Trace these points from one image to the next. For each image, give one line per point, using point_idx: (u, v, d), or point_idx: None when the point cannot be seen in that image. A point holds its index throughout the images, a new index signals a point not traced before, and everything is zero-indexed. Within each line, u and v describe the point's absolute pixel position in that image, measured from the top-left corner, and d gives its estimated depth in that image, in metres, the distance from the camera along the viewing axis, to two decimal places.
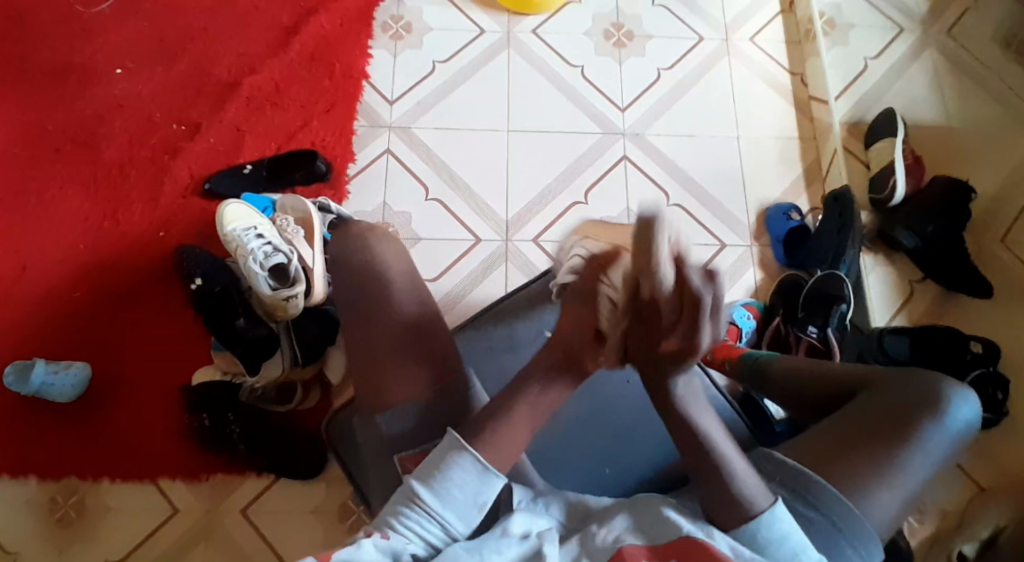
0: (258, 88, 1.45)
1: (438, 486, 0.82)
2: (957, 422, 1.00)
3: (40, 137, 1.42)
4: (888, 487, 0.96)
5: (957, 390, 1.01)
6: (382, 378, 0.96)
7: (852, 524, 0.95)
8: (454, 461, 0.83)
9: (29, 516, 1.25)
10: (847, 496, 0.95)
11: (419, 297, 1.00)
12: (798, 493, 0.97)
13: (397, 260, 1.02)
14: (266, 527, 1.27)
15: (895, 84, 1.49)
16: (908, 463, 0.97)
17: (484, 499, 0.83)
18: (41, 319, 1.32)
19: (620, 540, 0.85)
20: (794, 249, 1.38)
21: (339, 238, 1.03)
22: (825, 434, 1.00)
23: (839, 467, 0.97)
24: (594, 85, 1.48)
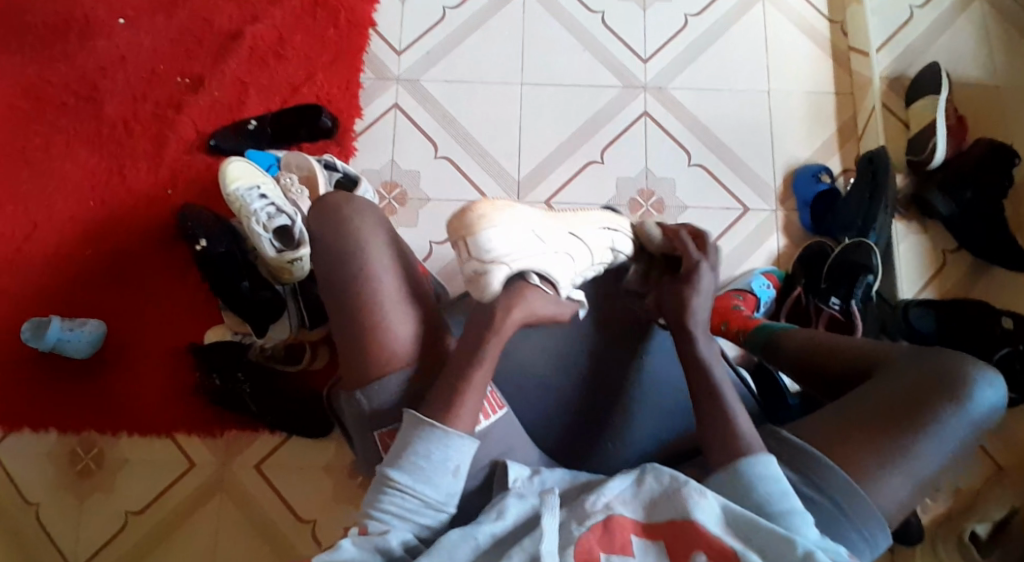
0: (261, 38, 1.40)
1: (410, 464, 0.84)
2: (977, 410, 0.93)
3: (45, 90, 1.40)
4: (894, 473, 0.90)
5: (980, 372, 0.93)
6: (373, 355, 0.91)
7: (857, 508, 0.89)
8: (418, 436, 0.85)
9: (51, 468, 1.30)
10: (853, 481, 0.90)
11: (402, 276, 0.95)
12: (802, 474, 0.91)
13: (381, 235, 0.95)
14: (278, 481, 1.30)
15: (943, 35, 1.37)
16: (921, 448, 0.90)
17: (457, 464, 0.85)
18: (53, 276, 1.34)
19: (609, 509, 0.83)
20: (821, 215, 1.31)
21: (314, 214, 0.96)
22: (836, 413, 0.95)
23: (846, 448, 0.91)
24: (615, 33, 1.39)
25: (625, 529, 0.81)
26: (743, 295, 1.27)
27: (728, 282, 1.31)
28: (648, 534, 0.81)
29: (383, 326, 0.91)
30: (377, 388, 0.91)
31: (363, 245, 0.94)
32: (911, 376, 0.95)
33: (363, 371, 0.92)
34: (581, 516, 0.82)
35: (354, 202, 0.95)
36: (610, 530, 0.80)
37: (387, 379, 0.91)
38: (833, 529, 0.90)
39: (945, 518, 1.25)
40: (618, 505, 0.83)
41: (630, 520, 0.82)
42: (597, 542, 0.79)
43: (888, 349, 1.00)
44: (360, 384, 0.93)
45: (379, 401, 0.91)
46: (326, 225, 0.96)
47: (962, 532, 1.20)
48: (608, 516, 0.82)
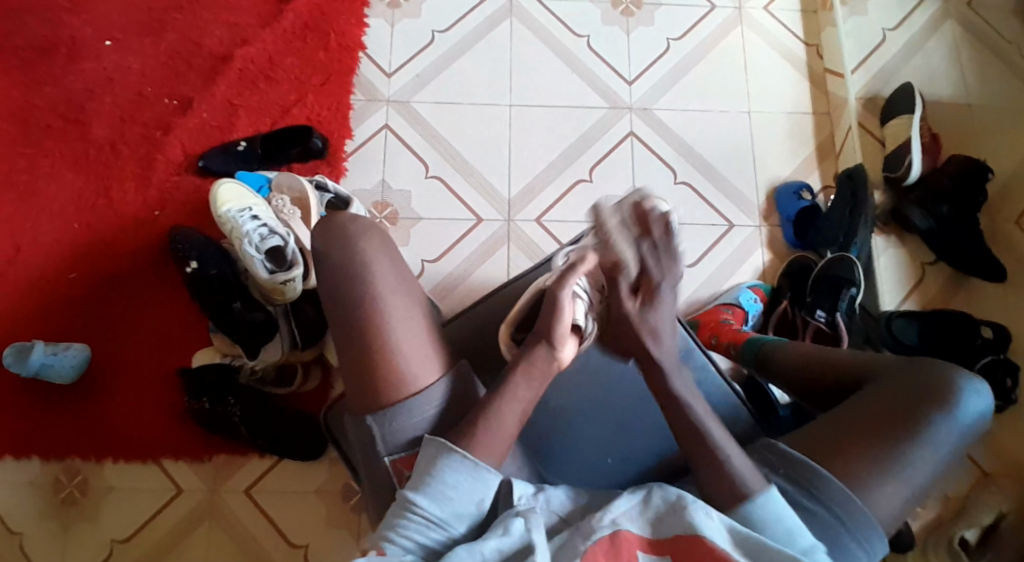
0: (251, 61, 1.41)
1: (432, 490, 0.85)
2: (968, 418, 0.95)
3: (29, 112, 1.38)
4: (891, 482, 0.92)
5: (968, 382, 0.96)
6: (383, 371, 0.92)
7: (856, 518, 0.91)
8: (443, 464, 0.86)
9: (33, 496, 1.26)
10: (852, 490, 0.91)
11: (408, 292, 0.96)
12: (800, 486, 0.93)
13: (384, 254, 0.97)
14: (269, 506, 1.28)
15: (914, 59, 1.43)
16: (916, 456, 0.93)
17: (480, 497, 0.86)
18: (37, 300, 1.31)
19: (616, 523, 0.82)
20: (803, 231, 1.35)
21: (319, 234, 0.97)
22: (831, 425, 0.96)
23: (844, 459, 0.93)
24: (600, 56, 1.43)
25: (631, 545, 0.82)
26: (732, 308, 1.29)
27: (716, 296, 1.33)
28: (654, 551, 0.82)
29: (392, 342, 0.93)
30: (389, 409, 0.91)
31: (368, 262, 0.95)
32: (903, 386, 0.97)
33: (370, 387, 0.93)
34: (587, 530, 0.82)
35: (360, 221, 0.98)
36: (616, 544, 0.81)
37: (401, 400, 0.92)
38: (832, 539, 0.91)
39: (935, 525, 1.27)
40: (625, 521, 0.83)
41: (637, 536, 0.83)
42: (602, 556, 0.80)
43: (880, 360, 1.02)
44: (365, 397, 0.93)
45: (392, 423, 0.91)
46: (332, 242, 0.97)
47: (952, 537, 1.22)
48: (614, 531, 0.82)
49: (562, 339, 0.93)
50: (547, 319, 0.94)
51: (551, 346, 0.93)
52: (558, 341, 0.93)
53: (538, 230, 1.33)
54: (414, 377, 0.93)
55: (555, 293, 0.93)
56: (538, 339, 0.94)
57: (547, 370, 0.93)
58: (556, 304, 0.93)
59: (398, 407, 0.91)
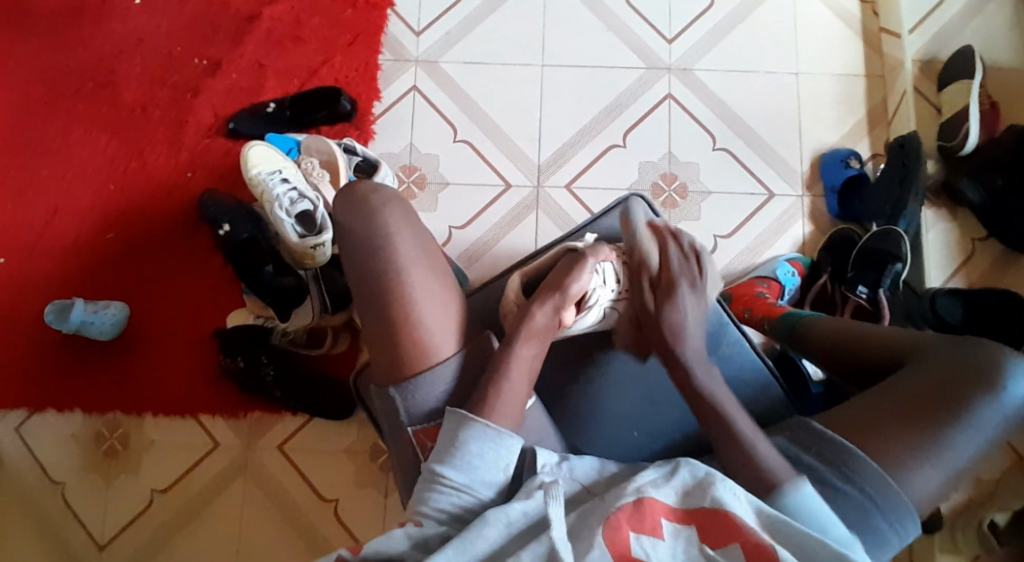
0: (280, 20, 1.38)
1: (459, 461, 0.85)
2: (1015, 402, 0.90)
3: (64, 72, 1.39)
4: (929, 465, 0.89)
5: (1015, 362, 0.91)
6: (407, 348, 0.92)
7: (890, 499, 0.88)
8: (466, 433, 0.86)
9: (78, 448, 1.32)
10: (886, 473, 0.88)
11: (431, 266, 0.95)
12: (833, 467, 0.90)
13: (405, 224, 0.95)
14: (301, 463, 1.31)
15: (977, 18, 1.33)
16: (957, 439, 0.89)
17: (504, 461, 0.86)
18: (76, 260, 1.34)
19: (640, 492, 0.83)
20: (848, 201, 1.29)
21: (339, 206, 0.96)
22: (867, 405, 0.93)
23: (879, 441, 0.90)
24: (639, 13, 1.36)
25: (657, 512, 0.81)
26: (768, 282, 1.24)
27: (751, 268, 1.29)
28: (681, 519, 0.81)
29: (415, 316, 0.92)
30: (409, 380, 0.92)
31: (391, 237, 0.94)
32: (946, 365, 0.93)
33: (390, 366, 0.93)
34: (610, 500, 0.83)
35: (380, 192, 0.95)
36: (640, 511, 0.80)
37: (424, 371, 0.92)
38: (864, 520, 0.88)
39: (964, 508, 1.25)
40: (650, 490, 0.83)
41: (663, 505, 0.82)
42: (626, 522, 0.79)
43: (921, 338, 0.98)
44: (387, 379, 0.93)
45: (414, 397, 0.92)
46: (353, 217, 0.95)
47: (982, 522, 1.20)
48: (639, 498, 0.82)
49: (570, 300, 0.97)
50: (563, 277, 0.98)
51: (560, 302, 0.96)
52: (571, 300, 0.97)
53: (567, 198, 1.30)
54: (439, 348, 0.93)
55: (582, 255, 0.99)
56: (548, 294, 0.96)
57: (548, 328, 0.95)
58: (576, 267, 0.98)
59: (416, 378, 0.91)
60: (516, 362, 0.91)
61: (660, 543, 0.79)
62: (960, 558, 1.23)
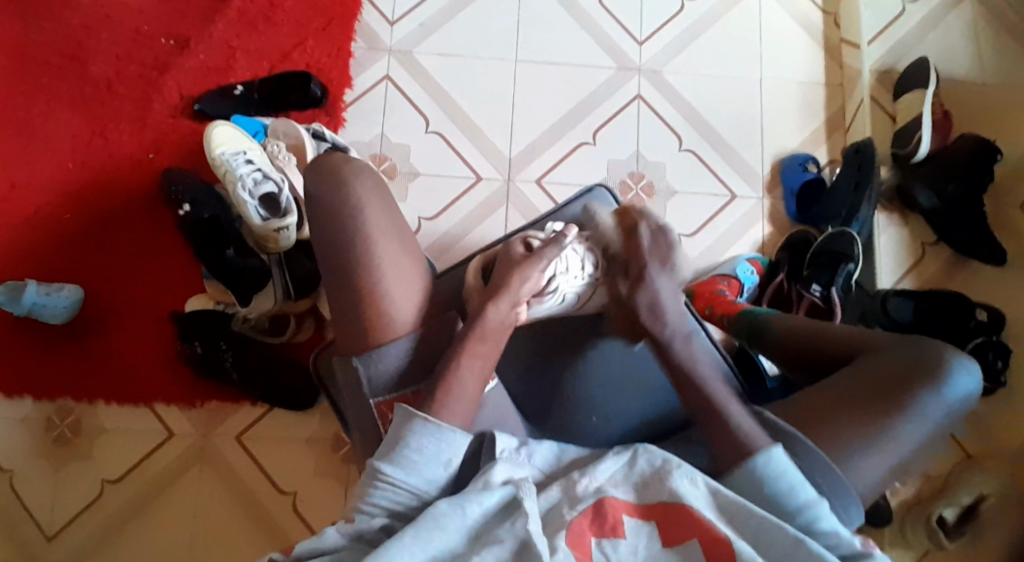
0: (252, 3, 1.37)
1: (400, 457, 0.85)
2: (957, 396, 0.95)
3: (22, 45, 1.35)
4: (872, 455, 0.93)
5: (957, 359, 0.96)
6: (373, 325, 0.94)
7: (834, 487, 0.93)
8: (410, 430, 0.86)
9: (26, 433, 1.27)
10: (832, 461, 0.93)
11: (399, 238, 0.96)
12: (782, 455, 0.94)
13: (376, 198, 0.96)
14: (260, 453, 1.29)
15: (932, 33, 1.39)
16: (900, 431, 0.93)
17: (448, 457, 0.86)
18: (29, 240, 1.30)
19: (600, 492, 0.84)
20: (806, 205, 1.33)
21: (311, 174, 0.96)
22: (817, 397, 0.97)
23: (824, 431, 0.94)
24: (612, 14, 1.39)
25: (617, 510, 0.82)
26: (728, 279, 1.28)
27: (713, 266, 1.32)
28: (638, 515, 0.83)
29: (381, 292, 0.94)
30: (374, 351, 0.94)
31: (361, 206, 0.95)
32: (894, 361, 0.97)
33: (365, 341, 0.95)
34: (572, 498, 0.84)
35: (353, 164, 0.95)
36: (601, 511, 0.82)
37: (384, 343, 0.94)
38: None
39: (914, 502, 1.27)
40: (610, 489, 0.85)
41: (623, 501, 0.84)
42: (588, 527, 0.81)
43: (873, 336, 1.02)
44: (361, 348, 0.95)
45: (376, 364, 0.94)
46: (324, 183, 0.96)
47: (930, 516, 1.24)
48: (599, 499, 0.83)
49: (522, 298, 0.97)
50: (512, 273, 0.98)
51: (510, 302, 0.96)
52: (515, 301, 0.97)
53: (538, 193, 1.32)
54: (401, 321, 0.95)
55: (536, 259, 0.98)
56: (498, 294, 0.97)
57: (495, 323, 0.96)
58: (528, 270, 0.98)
59: (376, 350, 0.94)
60: (472, 347, 0.93)
61: (621, 543, 0.80)
62: (907, 552, 1.26)
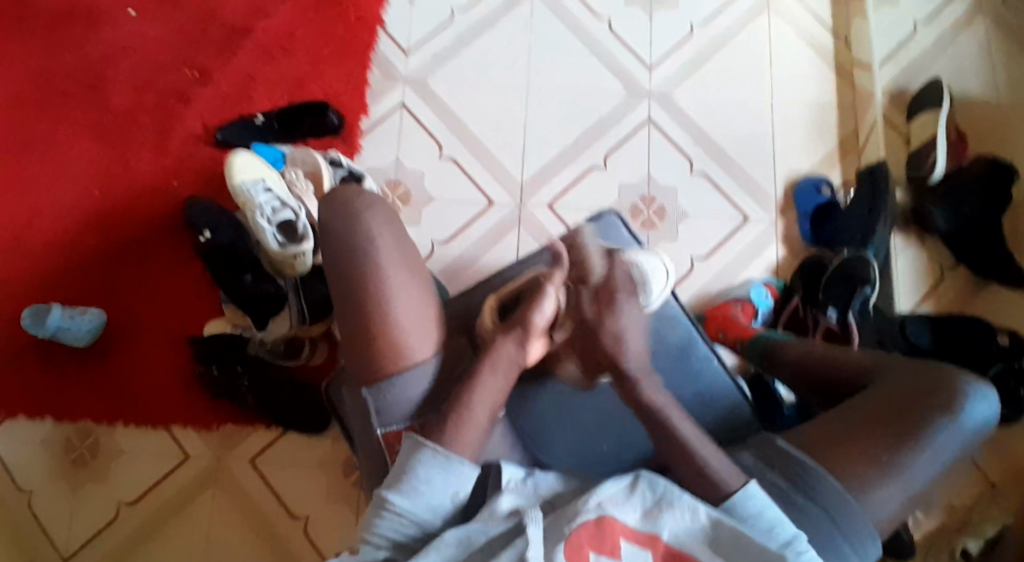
0: (273, 34, 1.41)
1: (406, 488, 0.87)
2: (973, 423, 0.93)
3: (52, 77, 1.40)
4: (888, 484, 0.90)
5: (972, 385, 0.93)
6: (383, 355, 0.94)
7: (850, 518, 0.90)
8: (418, 459, 0.88)
9: (47, 455, 1.30)
10: (847, 491, 0.90)
11: (411, 269, 0.97)
12: (796, 485, 0.91)
13: (388, 231, 0.97)
14: (273, 477, 1.30)
15: (946, 53, 1.39)
16: (916, 459, 0.91)
17: (454, 489, 0.88)
18: (54, 265, 1.34)
19: (602, 509, 0.83)
20: (820, 225, 1.32)
21: (324, 207, 0.98)
22: (828, 423, 0.95)
23: (838, 458, 0.92)
24: (621, 39, 1.41)
25: (616, 532, 0.82)
26: (742, 304, 1.27)
27: (726, 291, 1.31)
28: (637, 540, 0.82)
29: (393, 322, 0.94)
30: (384, 382, 0.94)
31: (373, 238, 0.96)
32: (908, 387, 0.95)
33: (376, 372, 0.95)
34: (571, 515, 0.82)
35: (364, 198, 0.98)
36: (601, 531, 0.81)
37: (399, 374, 0.94)
38: (825, 539, 0.90)
39: (939, 532, 1.24)
40: (609, 506, 0.83)
41: (622, 524, 0.83)
42: (588, 542, 0.80)
43: (881, 362, 1.01)
44: (370, 378, 0.95)
45: (388, 398, 0.95)
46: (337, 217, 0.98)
47: (954, 548, 1.19)
48: (600, 516, 0.82)
49: (535, 335, 0.95)
50: (526, 309, 0.96)
51: (523, 336, 0.94)
52: (530, 336, 0.95)
53: (549, 217, 1.33)
54: (413, 351, 0.95)
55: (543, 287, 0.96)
56: (514, 329, 0.95)
57: (512, 359, 0.95)
58: (537, 300, 0.95)
59: (392, 378, 0.94)
60: (483, 381, 0.93)
61: None
62: None
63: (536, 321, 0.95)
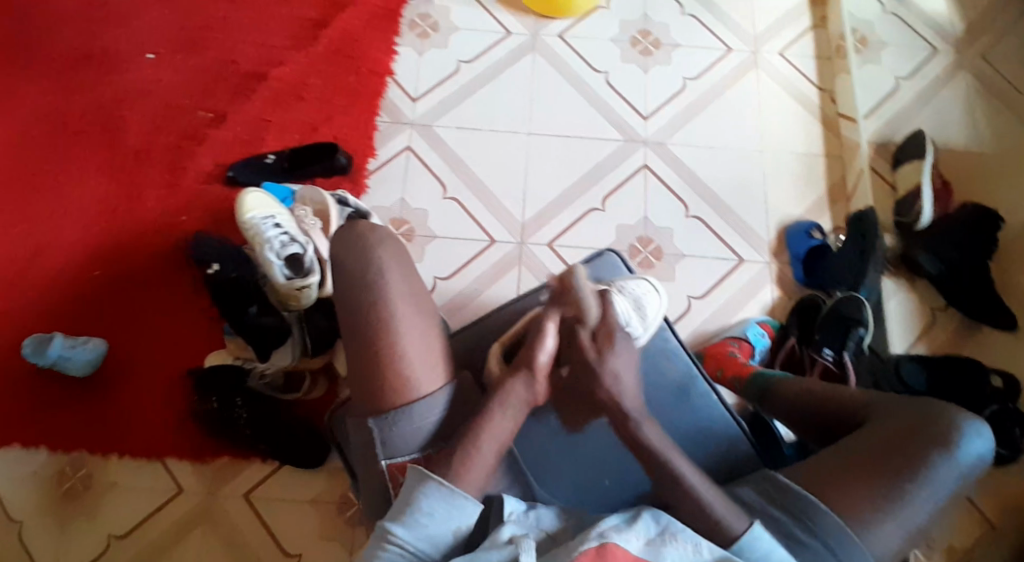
0: (286, 81, 1.48)
1: (409, 520, 0.86)
2: (969, 460, 0.93)
3: (72, 117, 1.45)
4: (888, 518, 0.90)
5: (968, 422, 0.94)
6: (388, 381, 0.94)
7: (849, 553, 0.89)
8: (422, 492, 0.87)
9: (38, 486, 1.28)
10: (848, 525, 0.90)
11: (418, 304, 0.98)
12: (796, 517, 0.91)
13: (398, 266, 0.99)
14: (267, 513, 1.28)
15: (926, 107, 1.46)
16: (915, 494, 0.90)
17: (457, 524, 0.86)
18: (61, 295, 1.36)
19: (603, 537, 0.81)
20: (813, 269, 1.36)
21: (336, 241, 1.00)
22: (827, 458, 0.95)
23: (837, 493, 0.91)
24: (617, 90, 1.48)
25: (619, 556, 0.79)
26: (739, 342, 1.29)
27: (722, 329, 1.34)
28: None
29: (399, 354, 0.95)
30: (391, 412, 0.94)
31: (383, 272, 0.98)
32: (905, 423, 0.95)
33: (381, 403, 0.95)
34: (573, 546, 0.81)
35: (376, 233, 1.00)
36: (603, 556, 0.78)
37: (405, 406, 0.94)
38: None
39: None
40: (612, 535, 0.82)
41: (625, 550, 0.80)
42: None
43: (882, 397, 1.00)
44: (375, 409, 0.95)
45: (395, 432, 0.94)
46: (349, 251, 0.99)
47: None
48: (602, 542, 0.80)
49: (540, 375, 0.93)
50: (530, 348, 0.95)
51: (532, 378, 0.94)
52: (536, 373, 0.93)
53: (549, 255, 1.36)
54: (418, 383, 0.95)
55: (544, 325, 0.95)
56: (521, 371, 0.94)
57: (523, 399, 0.94)
58: (538, 337, 0.94)
59: (401, 409, 0.94)
60: (494, 418, 0.91)
61: None
62: None
63: (539, 361, 0.93)
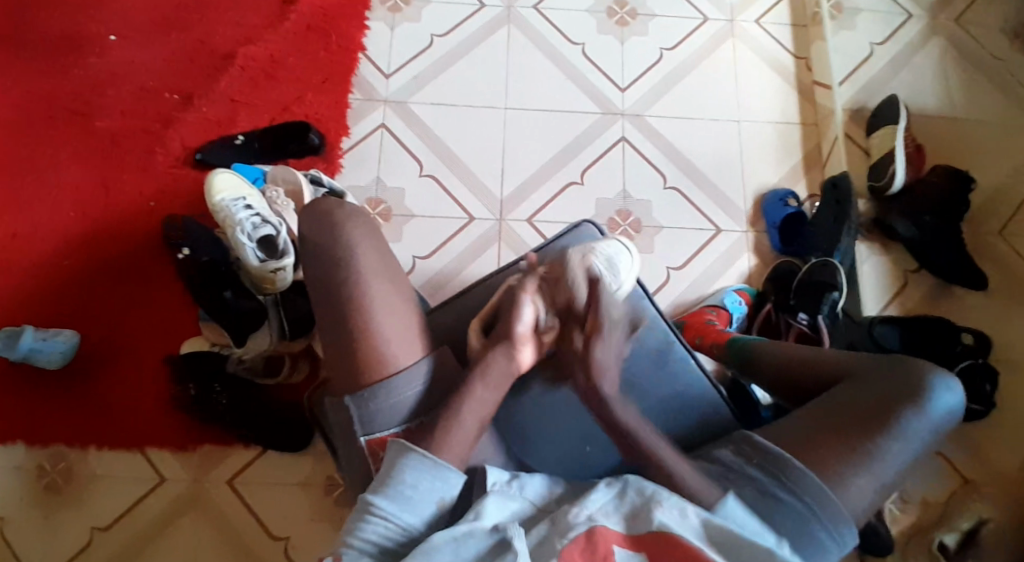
0: (253, 59, 1.44)
1: (392, 491, 0.84)
2: (940, 413, 0.93)
3: (31, 102, 1.41)
4: (864, 474, 0.89)
5: (939, 377, 0.94)
6: (366, 356, 0.92)
7: (827, 508, 0.88)
8: (405, 463, 0.86)
9: (17, 482, 1.26)
10: (823, 481, 0.89)
11: (392, 278, 0.97)
12: (772, 475, 0.90)
13: (371, 242, 0.97)
14: (251, 498, 1.27)
15: (900, 73, 1.48)
16: (889, 449, 0.90)
17: (441, 495, 0.85)
18: (29, 286, 1.32)
19: (592, 520, 0.81)
20: (788, 236, 1.37)
21: (305, 218, 0.98)
22: (801, 418, 0.94)
23: (813, 451, 0.91)
24: (594, 62, 1.46)
25: (608, 541, 0.80)
26: (717, 310, 1.30)
27: (702, 298, 1.34)
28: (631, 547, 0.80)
29: (374, 327, 0.93)
30: (368, 389, 0.91)
31: (354, 248, 0.96)
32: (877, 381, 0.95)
33: (359, 379, 0.93)
34: (562, 528, 0.81)
35: (346, 209, 0.99)
36: (594, 540, 0.80)
37: (383, 383, 0.92)
38: (802, 528, 0.88)
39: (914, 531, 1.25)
40: (600, 517, 0.82)
41: (615, 533, 0.81)
42: (578, 554, 0.79)
43: (855, 357, 0.99)
44: (353, 385, 0.93)
45: (373, 408, 0.91)
46: (317, 228, 0.98)
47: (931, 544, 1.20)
48: (591, 527, 0.81)
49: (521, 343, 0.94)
50: (509, 320, 0.95)
51: (511, 348, 0.94)
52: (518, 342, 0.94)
53: (529, 230, 1.36)
54: (395, 358, 0.93)
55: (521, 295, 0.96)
56: (501, 342, 0.95)
57: (503, 371, 0.94)
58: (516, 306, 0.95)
59: (378, 387, 0.91)
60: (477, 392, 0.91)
61: None
62: None
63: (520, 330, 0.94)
